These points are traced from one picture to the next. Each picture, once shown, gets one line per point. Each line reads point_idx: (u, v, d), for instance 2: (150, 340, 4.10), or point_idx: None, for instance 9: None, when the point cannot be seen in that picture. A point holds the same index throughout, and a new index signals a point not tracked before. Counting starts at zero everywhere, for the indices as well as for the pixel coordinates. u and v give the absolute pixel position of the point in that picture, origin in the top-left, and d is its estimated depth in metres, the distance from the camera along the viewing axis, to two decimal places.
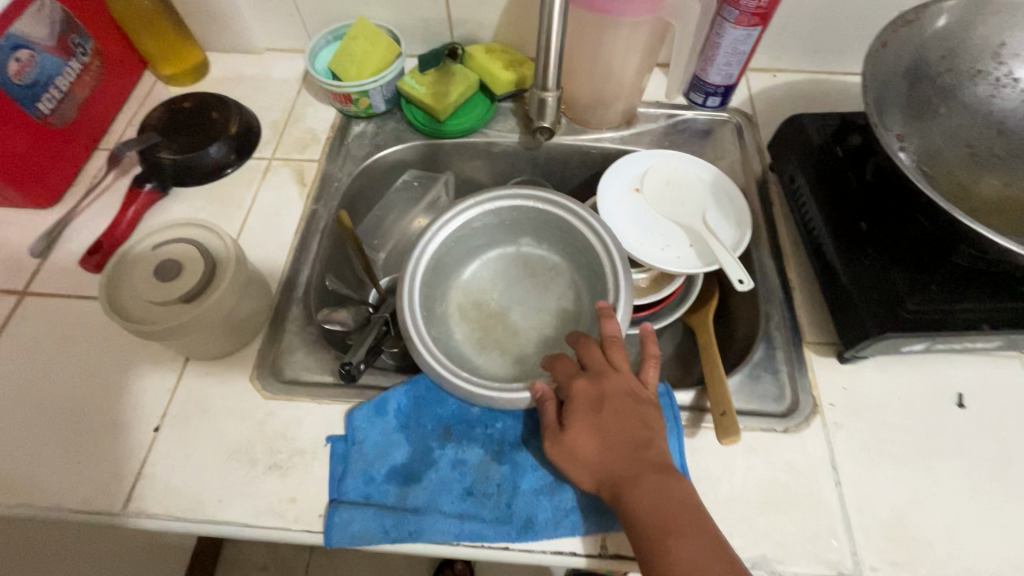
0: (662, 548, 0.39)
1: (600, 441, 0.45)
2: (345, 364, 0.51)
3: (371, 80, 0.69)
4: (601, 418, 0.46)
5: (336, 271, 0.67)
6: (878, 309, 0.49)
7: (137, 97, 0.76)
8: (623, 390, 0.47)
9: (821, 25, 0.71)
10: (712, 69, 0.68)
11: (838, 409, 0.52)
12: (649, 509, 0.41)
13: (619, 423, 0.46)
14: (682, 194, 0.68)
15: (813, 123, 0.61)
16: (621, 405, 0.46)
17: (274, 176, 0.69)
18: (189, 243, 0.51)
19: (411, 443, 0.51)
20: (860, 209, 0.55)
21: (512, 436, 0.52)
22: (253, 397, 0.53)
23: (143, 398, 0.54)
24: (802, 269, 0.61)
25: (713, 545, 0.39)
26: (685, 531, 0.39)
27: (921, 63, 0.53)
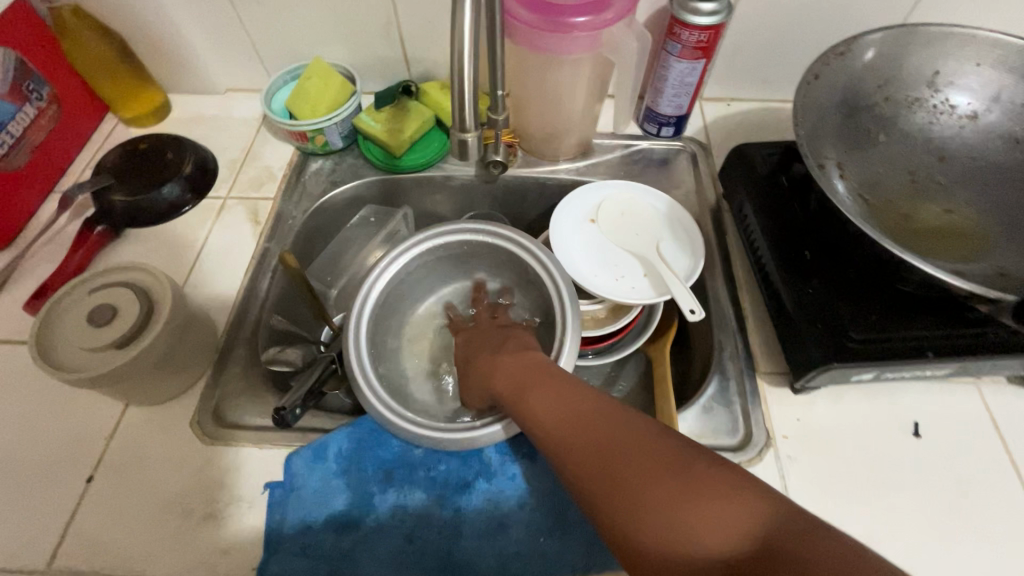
0: (575, 444, 0.37)
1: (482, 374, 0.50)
2: (280, 410, 0.48)
3: (325, 118, 0.69)
4: (470, 362, 0.55)
5: (288, 309, 0.66)
6: (823, 339, 0.48)
7: (96, 139, 0.76)
8: (481, 339, 0.57)
9: (768, 56, 0.73)
10: (662, 101, 0.69)
11: (791, 441, 0.51)
12: (552, 414, 0.40)
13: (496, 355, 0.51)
14: (637, 224, 0.68)
15: (758, 152, 0.61)
16: (478, 344, 0.56)
17: (228, 215, 0.69)
18: (124, 287, 0.50)
19: (351, 488, 0.49)
20: (803, 237, 0.55)
21: (456, 478, 0.50)
22: (192, 442, 0.52)
23: (79, 447, 0.52)
24: (756, 297, 0.60)
25: (626, 421, 0.36)
26: (595, 418, 0.37)
27: (856, 93, 0.54)
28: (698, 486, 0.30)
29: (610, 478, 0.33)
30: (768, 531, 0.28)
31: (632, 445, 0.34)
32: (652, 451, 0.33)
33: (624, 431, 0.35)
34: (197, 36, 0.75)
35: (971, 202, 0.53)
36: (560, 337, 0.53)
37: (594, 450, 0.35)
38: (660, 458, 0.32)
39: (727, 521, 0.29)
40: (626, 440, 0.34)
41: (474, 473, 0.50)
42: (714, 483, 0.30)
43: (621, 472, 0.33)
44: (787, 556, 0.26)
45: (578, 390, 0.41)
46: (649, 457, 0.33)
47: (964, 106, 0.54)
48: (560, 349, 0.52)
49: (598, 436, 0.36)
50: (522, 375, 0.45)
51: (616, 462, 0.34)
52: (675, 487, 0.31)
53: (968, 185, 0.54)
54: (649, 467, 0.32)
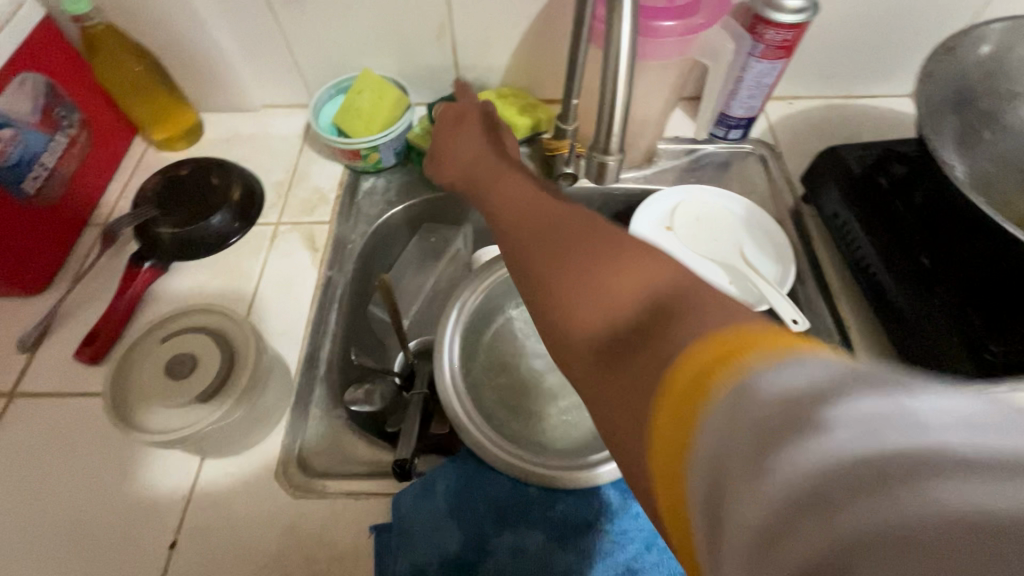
0: (549, 257, 0.33)
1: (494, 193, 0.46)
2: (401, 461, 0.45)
3: (380, 135, 0.65)
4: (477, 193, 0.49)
5: (356, 342, 0.62)
6: (958, 351, 0.46)
7: (128, 166, 0.71)
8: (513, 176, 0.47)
9: (837, 52, 0.70)
10: (735, 103, 0.66)
11: None
12: (531, 244, 0.35)
13: (504, 189, 0.46)
14: (716, 230, 0.65)
15: (852, 152, 0.59)
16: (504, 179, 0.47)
17: (283, 242, 0.64)
18: (201, 332, 0.46)
19: (464, 529, 0.46)
20: (917, 240, 0.52)
21: (576, 518, 0.46)
22: (281, 496, 0.48)
23: (156, 508, 0.48)
24: (854, 307, 0.58)
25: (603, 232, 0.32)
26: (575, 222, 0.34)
27: (966, 89, 0.51)
28: (666, 306, 0.24)
29: (560, 278, 0.31)
30: (687, 293, 0.24)
31: (607, 282, 0.28)
32: (606, 283, 0.28)
33: (601, 246, 0.30)
34: (232, 51, 0.70)
35: None
36: None
37: (560, 257, 0.32)
38: (612, 295, 0.27)
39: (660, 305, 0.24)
40: (597, 275, 0.29)
41: (595, 511, 0.46)
42: (666, 275, 0.26)
43: (593, 292, 0.28)
44: (681, 300, 0.23)
45: (581, 215, 0.35)
46: (617, 293, 0.27)
47: None
48: None
49: (576, 262, 0.31)
50: (530, 207, 0.40)
51: (582, 298, 0.29)
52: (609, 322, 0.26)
53: None
54: (602, 298, 0.27)
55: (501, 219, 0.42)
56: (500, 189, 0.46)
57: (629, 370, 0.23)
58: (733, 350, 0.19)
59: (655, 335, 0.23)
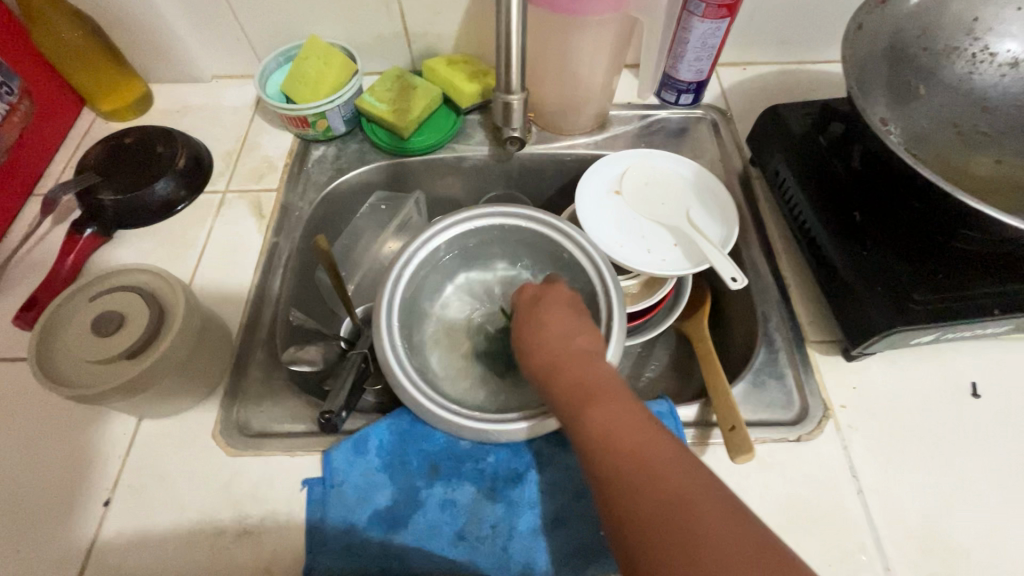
0: (604, 423, 0.37)
1: (552, 331, 0.44)
2: (326, 414, 0.46)
3: (326, 100, 0.64)
4: (538, 311, 0.46)
5: (303, 308, 0.62)
6: (885, 303, 0.46)
7: (75, 136, 0.70)
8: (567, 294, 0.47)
9: (787, 16, 0.70)
10: (682, 66, 0.66)
11: (849, 411, 0.49)
12: (621, 432, 0.36)
13: (571, 331, 0.44)
14: (663, 194, 0.65)
15: (793, 112, 0.59)
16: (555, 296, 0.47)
17: (229, 210, 0.64)
18: (130, 290, 0.46)
19: (396, 483, 0.46)
20: (852, 198, 0.52)
21: (506, 470, 0.47)
22: (217, 455, 0.48)
23: (92, 468, 0.48)
24: (796, 265, 0.58)
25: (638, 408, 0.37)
26: (611, 394, 0.39)
27: (900, 44, 0.51)
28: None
29: (637, 485, 0.33)
30: None
31: (668, 469, 0.33)
32: (670, 471, 0.33)
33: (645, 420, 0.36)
34: (177, 19, 0.69)
35: (1020, 152, 0.51)
36: (605, 323, 0.51)
37: (628, 454, 0.34)
38: (690, 491, 0.32)
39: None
40: (656, 451, 0.34)
41: (526, 464, 0.47)
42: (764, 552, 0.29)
43: (662, 478, 0.33)
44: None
45: (644, 425, 0.36)
46: (690, 494, 0.32)
47: (1005, 53, 0.52)
48: (608, 334, 0.50)
49: (627, 440, 0.35)
50: (582, 361, 0.41)
51: (661, 487, 0.32)
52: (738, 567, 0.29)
53: (1014, 135, 0.52)
54: (693, 511, 0.31)
55: (563, 384, 0.41)
56: (558, 335, 0.44)
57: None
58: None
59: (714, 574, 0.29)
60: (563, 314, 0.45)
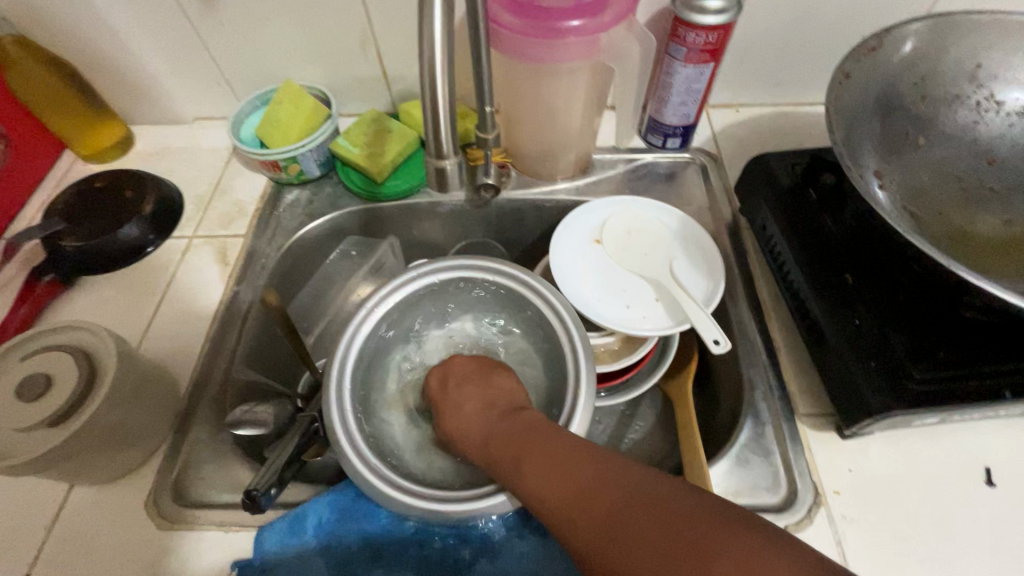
0: (532, 475, 0.36)
1: (468, 405, 0.46)
2: (251, 489, 0.40)
3: (297, 145, 0.63)
4: (462, 386, 0.48)
5: (262, 362, 0.59)
6: (877, 378, 0.41)
7: (51, 179, 0.70)
8: (468, 364, 0.50)
9: (780, 57, 0.67)
10: (666, 110, 0.63)
11: (843, 498, 0.44)
12: (546, 474, 0.35)
13: (484, 399, 0.46)
14: (645, 244, 0.61)
15: (781, 161, 0.55)
16: (464, 372, 0.49)
17: (194, 256, 0.62)
18: (60, 351, 0.44)
19: (333, 568, 0.43)
20: (842, 257, 0.48)
21: (452, 557, 0.43)
22: (147, 527, 0.45)
23: (15, 538, 0.45)
24: (786, 325, 0.54)
25: (553, 437, 0.38)
26: (529, 442, 0.38)
27: (893, 93, 0.47)
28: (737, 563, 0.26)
29: (572, 512, 0.32)
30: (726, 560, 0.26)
31: (594, 482, 0.33)
32: (600, 486, 0.32)
33: (561, 443, 0.37)
34: (158, 64, 0.69)
35: None
36: (572, 390, 0.47)
37: (555, 485, 0.34)
38: (617, 489, 0.32)
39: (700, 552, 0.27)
40: (580, 465, 0.34)
41: (475, 550, 0.43)
42: (697, 517, 0.29)
43: (589, 492, 0.32)
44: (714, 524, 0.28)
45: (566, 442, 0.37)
46: (616, 494, 0.31)
47: (1013, 101, 0.48)
48: (573, 404, 0.46)
49: (549, 472, 0.35)
50: (498, 425, 0.42)
51: (591, 503, 0.32)
52: (675, 542, 0.28)
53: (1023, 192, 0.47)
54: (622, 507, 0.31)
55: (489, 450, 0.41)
56: (474, 406, 0.46)
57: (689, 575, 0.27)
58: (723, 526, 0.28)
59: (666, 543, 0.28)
60: (477, 383, 0.48)
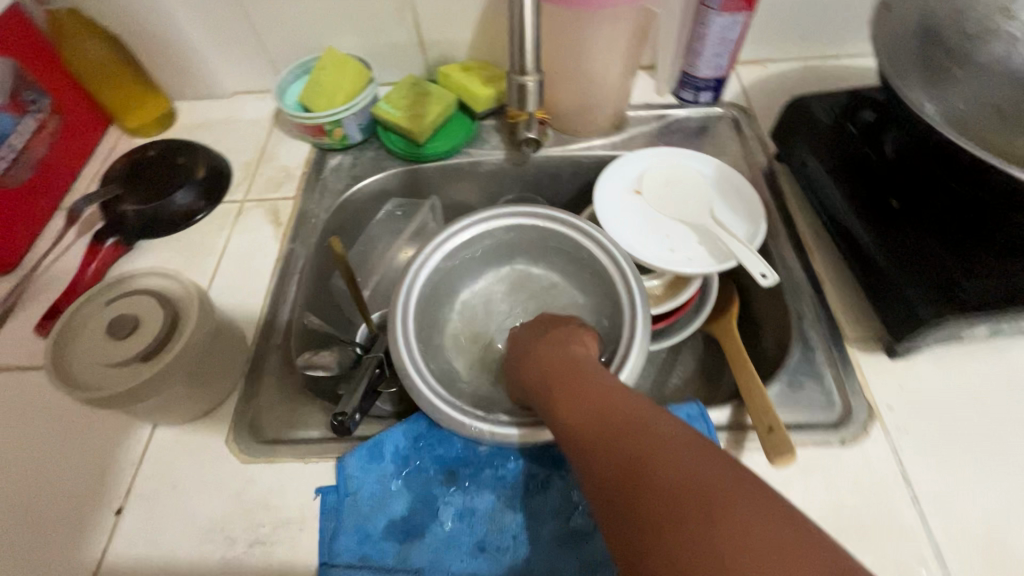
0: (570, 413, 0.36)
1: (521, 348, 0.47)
2: (339, 414, 0.45)
3: (342, 108, 0.65)
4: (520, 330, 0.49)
5: (319, 316, 0.61)
6: (929, 291, 0.43)
7: (101, 153, 0.72)
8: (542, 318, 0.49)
9: (807, 9, 0.68)
10: (701, 62, 0.64)
11: (898, 412, 0.46)
12: (581, 412, 0.35)
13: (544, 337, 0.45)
14: (685, 192, 0.63)
15: (819, 102, 0.56)
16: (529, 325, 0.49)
17: (247, 218, 0.64)
18: (144, 294, 0.46)
19: (412, 491, 0.44)
20: (887, 186, 0.49)
21: (527, 477, 0.45)
22: (230, 461, 0.47)
23: (105, 476, 0.47)
24: (829, 260, 0.55)
25: (605, 383, 0.37)
26: (573, 383, 0.38)
27: (932, 24, 0.49)
28: (739, 529, 0.24)
29: (595, 444, 0.32)
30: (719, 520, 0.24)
31: (623, 423, 0.32)
32: (626, 425, 0.31)
33: (610, 390, 0.36)
34: (201, 37, 0.71)
35: None
36: (628, 324, 0.49)
37: (588, 421, 0.34)
38: (642, 433, 0.30)
39: (708, 506, 0.25)
40: (619, 411, 0.33)
41: (548, 469, 0.45)
42: (717, 476, 0.26)
43: (616, 432, 0.32)
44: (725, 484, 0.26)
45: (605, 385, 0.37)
46: (640, 437, 0.30)
47: None
48: (631, 335, 0.48)
49: (587, 409, 0.35)
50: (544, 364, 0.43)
51: (613, 440, 0.31)
52: (681, 490, 0.26)
53: None
54: (642, 449, 0.29)
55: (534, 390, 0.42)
56: (532, 347, 0.46)
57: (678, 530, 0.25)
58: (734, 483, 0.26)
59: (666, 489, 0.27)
60: (526, 334, 0.48)
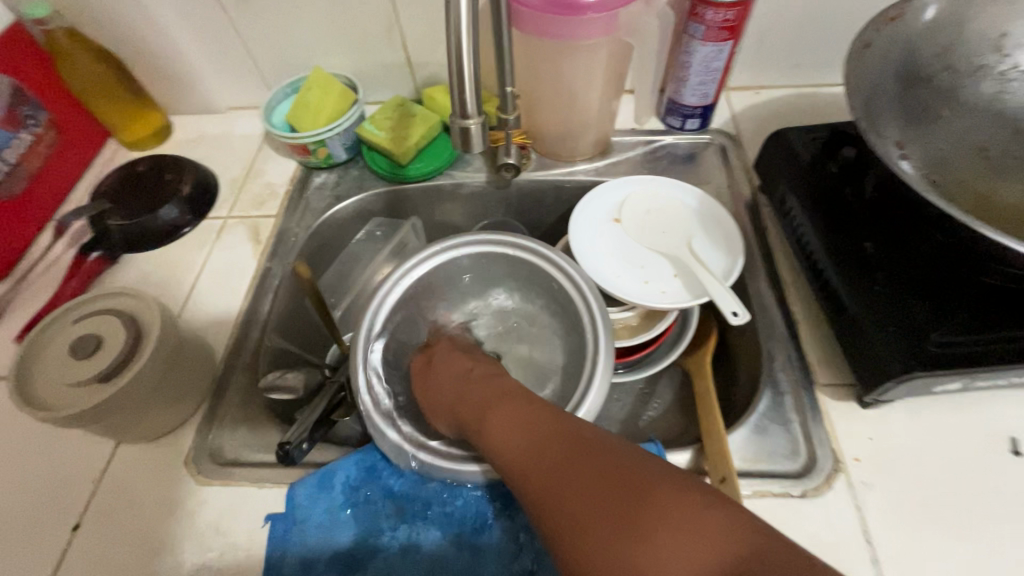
0: (496, 432, 0.37)
1: (440, 380, 0.48)
2: (285, 444, 0.44)
3: (326, 129, 0.65)
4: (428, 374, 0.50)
5: (292, 334, 0.62)
6: (897, 344, 0.41)
7: (97, 165, 0.74)
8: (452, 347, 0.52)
9: (800, 37, 0.66)
10: (685, 90, 0.63)
11: (864, 466, 0.44)
12: (507, 432, 0.37)
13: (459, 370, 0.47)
14: (664, 222, 0.62)
15: (800, 137, 0.55)
16: (444, 353, 0.51)
17: (228, 235, 0.65)
18: (111, 314, 0.47)
19: (360, 523, 0.45)
20: (863, 228, 0.48)
21: (475, 515, 0.45)
22: (186, 482, 0.47)
23: (67, 490, 0.48)
24: (806, 299, 0.54)
25: (524, 398, 0.39)
26: (500, 401, 0.40)
27: (915, 63, 0.47)
28: (660, 510, 0.27)
29: (524, 461, 0.34)
30: (647, 509, 0.27)
31: (549, 435, 0.34)
32: (553, 438, 0.34)
33: (529, 404, 0.38)
34: (195, 55, 0.72)
35: None
36: (591, 360, 0.48)
37: (515, 437, 0.36)
38: (569, 441, 0.33)
39: (632, 498, 0.28)
40: (543, 425, 0.35)
41: (496, 509, 0.44)
42: (640, 468, 0.29)
43: (544, 442, 0.34)
44: (647, 479, 0.28)
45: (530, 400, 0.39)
46: (566, 445, 0.33)
47: None
48: (591, 373, 0.47)
49: (513, 427, 0.37)
50: (467, 390, 0.44)
51: (542, 453, 0.33)
52: (611, 489, 0.29)
53: None
54: (568, 457, 0.32)
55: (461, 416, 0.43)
56: (451, 376, 0.47)
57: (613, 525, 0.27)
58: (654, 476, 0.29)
59: (595, 488, 0.29)
60: (450, 364, 0.49)
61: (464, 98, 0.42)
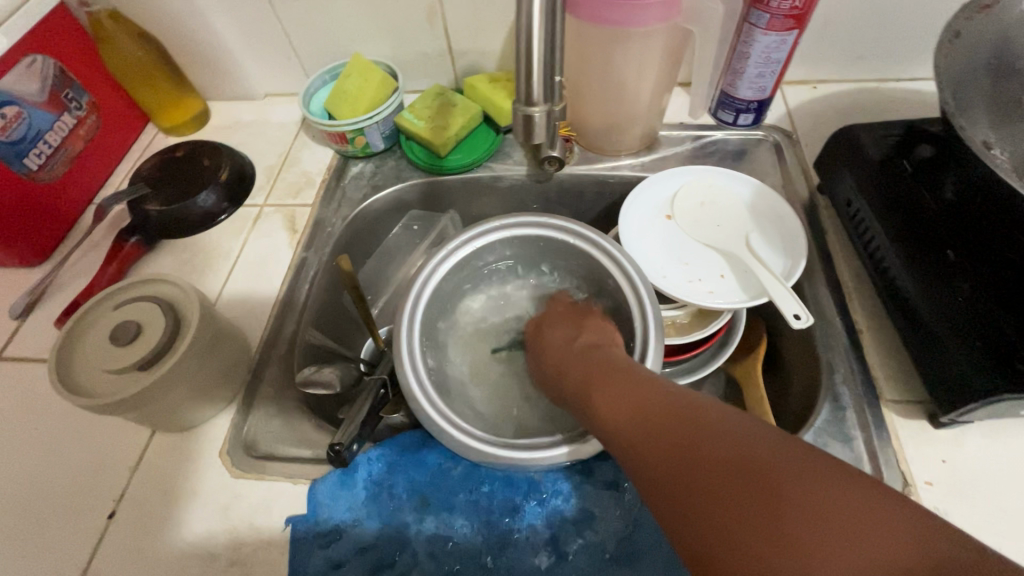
0: (609, 404, 0.36)
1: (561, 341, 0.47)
2: (335, 446, 0.43)
3: (365, 117, 0.64)
4: (548, 331, 0.51)
5: (327, 325, 0.61)
6: (984, 359, 0.38)
7: (136, 150, 0.73)
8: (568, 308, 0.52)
9: (865, 29, 0.62)
10: (741, 83, 0.60)
11: (937, 490, 0.41)
12: (613, 406, 0.36)
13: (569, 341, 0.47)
14: (716, 222, 0.58)
15: (870, 134, 0.52)
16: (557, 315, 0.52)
17: (264, 224, 0.64)
18: (151, 300, 0.46)
19: (384, 518, 0.45)
20: (941, 234, 0.44)
21: (501, 503, 0.45)
22: (221, 474, 0.47)
23: (103, 477, 0.48)
24: (870, 308, 0.50)
25: (639, 374, 0.37)
26: (610, 375, 0.39)
27: (1008, 57, 0.43)
28: (803, 488, 0.25)
29: (640, 429, 0.33)
30: (769, 485, 0.25)
31: (666, 411, 0.32)
32: (671, 412, 0.32)
33: (647, 379, 0.36)
34: (235, 40, 0.71)
35: None
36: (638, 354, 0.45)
37: (632, 408, 0.34)
38: (699, 416, 0.30)
39: (768, 479, 0.26)
40: (656, 400, 0.34)
41: (522, 497, 0.45)
42: (771, 448, 0.27)
43: (660, 420, 0.32)
44: (776, 466, 0.26)
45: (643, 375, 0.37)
46: (685, 420, 0.31)
47: None
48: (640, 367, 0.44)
49: (624, 400, 0.35)
50: (576, 359, 0.44)
51: (657, 426, 0.32)
52: (736, 470, 0.27)
53: None
54: (691, 434, 0.30)
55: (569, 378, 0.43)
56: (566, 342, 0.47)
57: (737, 508, 0.26)
58: (776, 456, 0.27)
59: (708, 465, 0.28)
60: (565, 328, 0.49)
61: (533, 86, 0.42)
